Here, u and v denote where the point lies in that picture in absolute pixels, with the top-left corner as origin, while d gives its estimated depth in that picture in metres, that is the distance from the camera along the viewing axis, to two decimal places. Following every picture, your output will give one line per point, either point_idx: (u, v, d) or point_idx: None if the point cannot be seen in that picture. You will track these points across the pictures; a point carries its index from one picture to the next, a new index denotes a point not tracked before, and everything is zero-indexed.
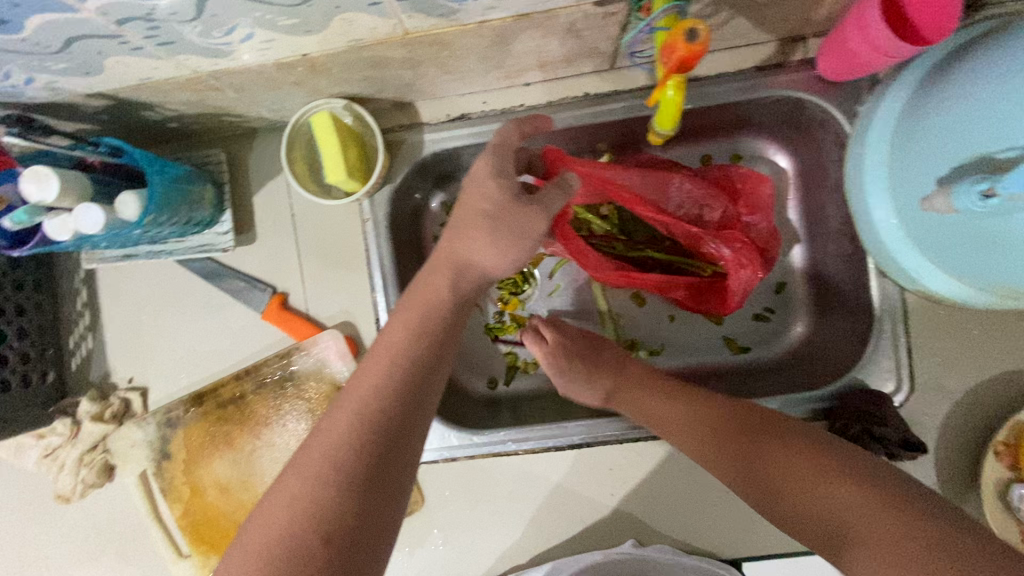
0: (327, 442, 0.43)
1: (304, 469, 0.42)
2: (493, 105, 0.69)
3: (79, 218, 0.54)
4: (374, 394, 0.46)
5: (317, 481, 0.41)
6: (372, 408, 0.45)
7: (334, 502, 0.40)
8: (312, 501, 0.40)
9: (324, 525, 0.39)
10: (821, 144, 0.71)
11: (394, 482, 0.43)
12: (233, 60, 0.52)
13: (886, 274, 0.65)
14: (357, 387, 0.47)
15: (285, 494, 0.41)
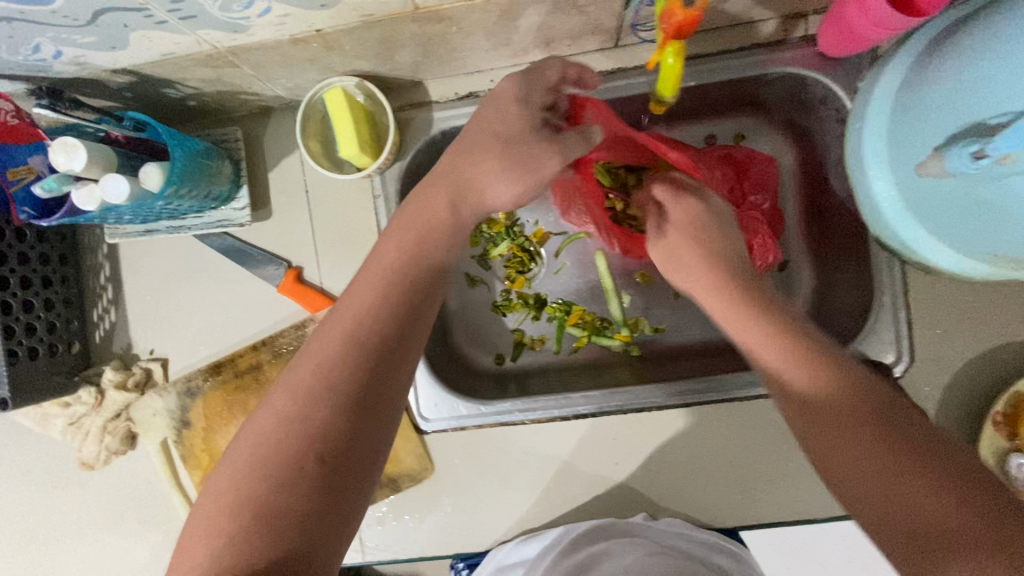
0: (315, 368, 0.44)
1: (294, 389, 0.43)
2: (500, 83, 0.71)
3: (105, 188, 0.57)
4: (360, 320, 0.47)
5: (307, 402, 0.43)
6: (357, 336, 0.46)
7: (323, 424, 0.42)
8: (304, 421, 0.42)
9: (317, 447, 0.41)
10: (824, 120, 0.72)
11: (380, 405, 0.44)
12: (250, 36, 0.54)
13: (886, 247, 0.65)
14: (345, 313, 0.48)
15: (271, 411, 0.43)
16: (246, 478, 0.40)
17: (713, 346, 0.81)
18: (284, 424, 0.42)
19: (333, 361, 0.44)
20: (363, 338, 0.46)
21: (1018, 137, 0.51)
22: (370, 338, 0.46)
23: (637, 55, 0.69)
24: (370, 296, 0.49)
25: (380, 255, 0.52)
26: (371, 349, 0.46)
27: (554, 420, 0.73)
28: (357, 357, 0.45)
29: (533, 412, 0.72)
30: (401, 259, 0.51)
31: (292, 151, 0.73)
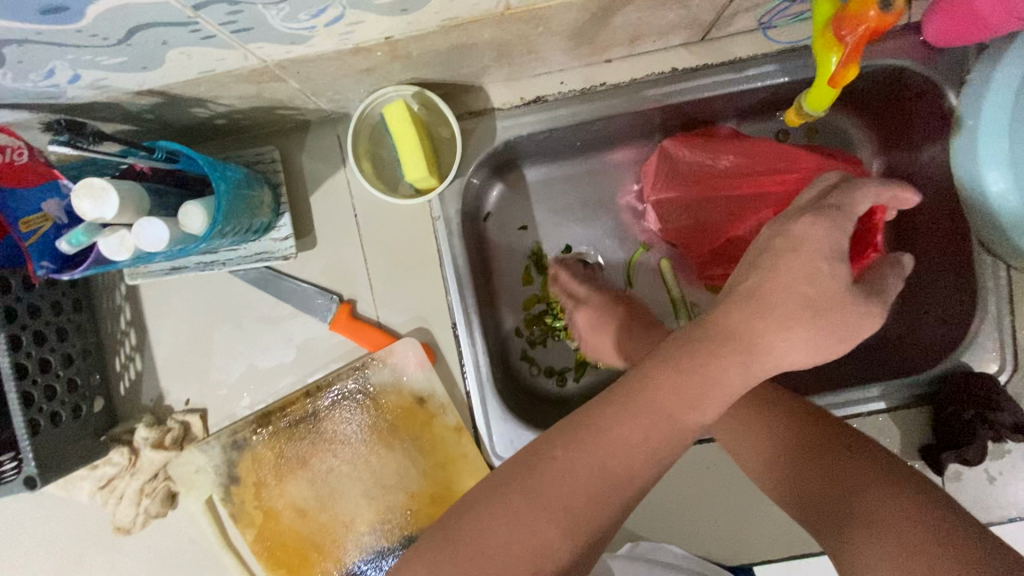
0: (559, 483, 0.37)
1: (530, 494, 0.37)
2: (571, 85, 0.63)
3: (139, 235, 0.48)
4: (630, 435, 0.38)
5: (544, 513, 0.36)
6: (616, 452, 0.37)
7: (552, 543, 0.36)
8: (530, 537, 0.36)
9: (537, 564, 0.36)
10: (914, 114, 0.66)
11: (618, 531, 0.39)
12: (308, 47, 0.46)
13: (997, 250, 0.62)
14: (606, 426, 0.38)
15: (494, 520, 0.37)
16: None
17: None
18: (510, 536, 0.36)
19: (588, 477, 0.37)
20: (631, 463, 0.38)
21: None
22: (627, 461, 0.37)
23: (724, 49, 0.62)
24: (629, 411, 0.38)
25: (653, 373, 0.40)
26: (637, 472, 0.38)
27: None
28: (617, 492, 0.37)
29: None
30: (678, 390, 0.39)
31: (337, 170, 0.64)
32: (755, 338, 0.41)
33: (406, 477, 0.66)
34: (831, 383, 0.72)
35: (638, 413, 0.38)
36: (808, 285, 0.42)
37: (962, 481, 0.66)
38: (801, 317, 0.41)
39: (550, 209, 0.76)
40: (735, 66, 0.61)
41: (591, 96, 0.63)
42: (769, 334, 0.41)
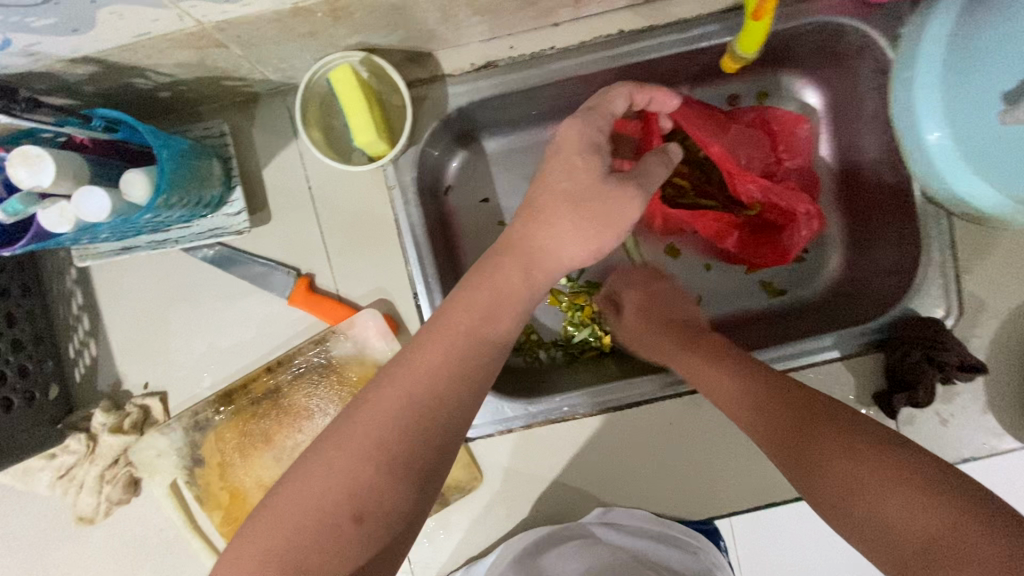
0: (373, 429, 0.42)
1: (346, 443, 0.42)
2: (520, 50, 0.64)
3: (79, 205, 0.47)
4: (428, 376, 0.45)
5: (359, 458, 0.41)
6: (420, 390, 0.44)
7: (373, 486, 0.41)
8: (352, 481, 0.41)
9: (358, 505, 0.41)
10: (858, 71, 0.69)
11: (437, 472, 0.44)
12: (246, 7, 0.45)
13: (936, 198, 0.64)
14: (407, 372, 0.45)
15: (319, 473, 0.41)
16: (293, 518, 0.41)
17: (751, 315, 0.78)
18: (345, 483, 0.41)
19: (396, 414, 0.43)
20: (434, 394, 0.44)
21: None
22: (432, 396, 0.44)
23: (668, 10, 0.63)
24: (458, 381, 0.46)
25: None
26: (437, 406, 0.44)
27: (605, 412, 0.68)
28: None
29: (588, 407, 0.67)
30: (477, 323, 0.48)
31: (289, 142, 0.64)
32: (529, 238, 0.51)
33: None
34: (788, 336, 0.74)
35: (435, 352, 0.46)
36: (567, 180, 0.52)
37: (916, 424, 0.68)
38: (566, 210, 0.51)
39: (509, 180, 0.76)
40: (680, 27, 0.63)
41: (540, 60, 0.63)
42: (538, 236, 0.51)
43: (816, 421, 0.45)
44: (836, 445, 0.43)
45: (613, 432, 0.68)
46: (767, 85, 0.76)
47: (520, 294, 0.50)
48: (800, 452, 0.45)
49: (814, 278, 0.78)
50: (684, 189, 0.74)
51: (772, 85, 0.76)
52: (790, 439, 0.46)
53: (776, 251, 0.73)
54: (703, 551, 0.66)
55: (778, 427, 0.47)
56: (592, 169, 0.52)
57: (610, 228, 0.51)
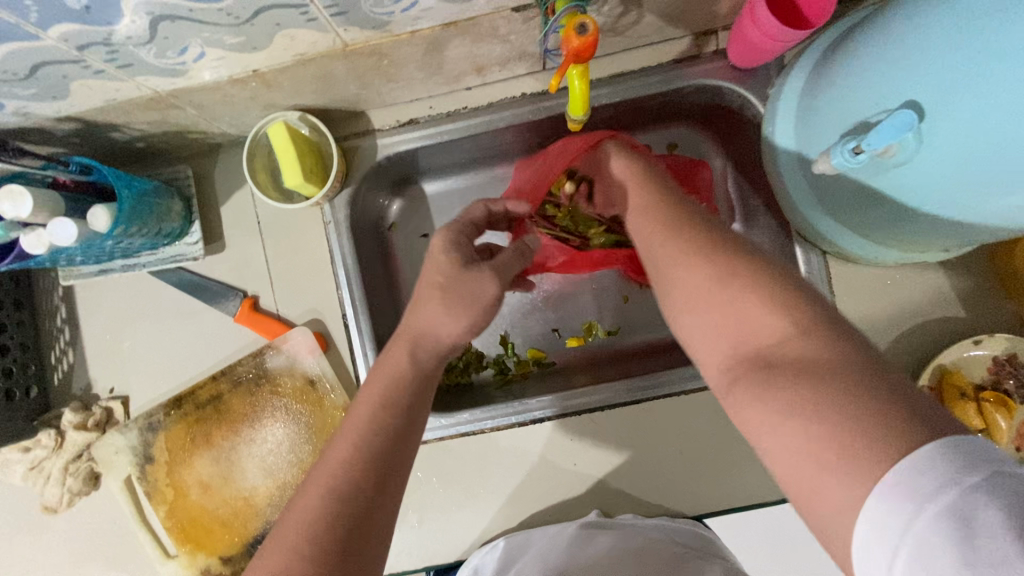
0: (299, 528, 0.45)
1: (278, 548, 0.44)
2: (438, 109, 0.75)
3: (52, 232, 0.58)
4: (346, 462, 0.48)
5: (291, 560, 0.43)
6: (340, 476, 0.47)
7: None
8: None
9: None
10: (742, 125, 0.78)
11: (368, 551, 0.46)
12: (189, 79, 0.57)
13: (808, 239, 0.72)
14: (328, 461, 0.48)
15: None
16: None
17: (663, 342, 0.86)
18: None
19: (320, 503, 0.46)
20: (352, 477, 0.47)
21: (890, 133, 0.47)
22: (351, 480, 0.47)
23: None
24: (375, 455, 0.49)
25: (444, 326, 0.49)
26: (358, 486, 0.47)
27: (512, 426, 0.76)
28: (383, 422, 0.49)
29: (497, 421, 0.76)
30: (387, 394, 0.52)
31: (243, 185, 0.75)
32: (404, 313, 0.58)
33: (299, 453, 0.73)
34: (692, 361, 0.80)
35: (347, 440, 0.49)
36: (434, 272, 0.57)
37: None
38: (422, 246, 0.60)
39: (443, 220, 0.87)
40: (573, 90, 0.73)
41: (454, 116, 0.74)
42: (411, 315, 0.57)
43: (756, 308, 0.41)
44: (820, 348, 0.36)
45: (519, 448, 0.76)
46: (676, 137, 0.85)
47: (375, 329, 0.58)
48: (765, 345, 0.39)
49: None
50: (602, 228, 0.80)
51: (679, 137, 0.85)
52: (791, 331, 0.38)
53: None
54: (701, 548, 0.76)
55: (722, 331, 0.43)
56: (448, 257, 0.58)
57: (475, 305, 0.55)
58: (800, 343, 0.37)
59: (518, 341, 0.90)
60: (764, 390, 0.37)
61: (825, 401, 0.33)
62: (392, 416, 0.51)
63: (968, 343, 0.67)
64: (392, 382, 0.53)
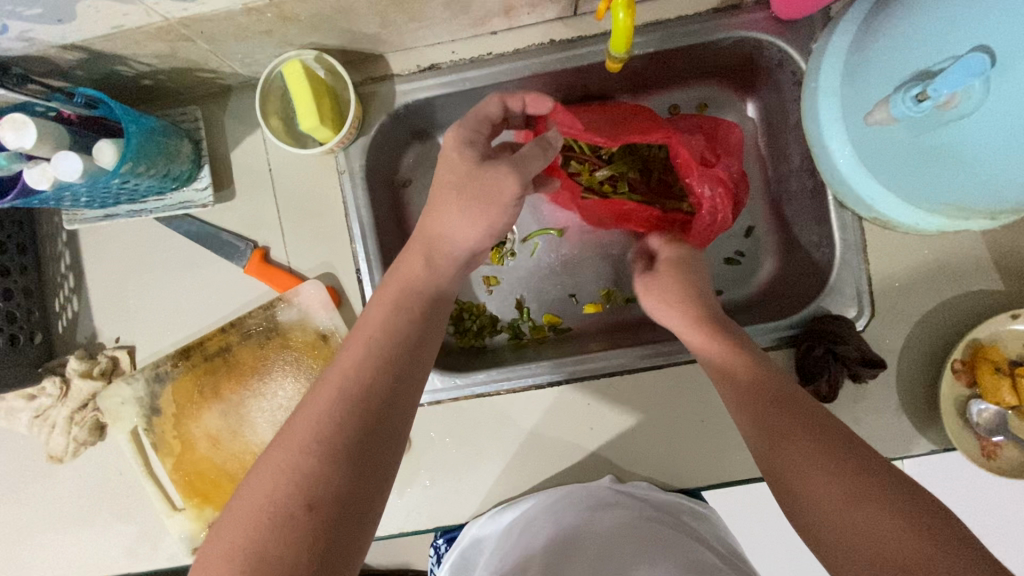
0: (310, 429, 0.48)
1: (290, 442, 0.47)
2: (462, 55, 0.71)
3: (56, 166, 0.55)
4: (356, 372, 0.52)
5: (302, 452, 0.46)
6: (350, 383, 0.51)
7: (319, 476, 0.46)
8: (299, 473, 0.45)
9: (309, 497, 0.44)
10: (781, 84, 0.74)
11: (379, 454, 0.49)
12: (202, 5, 0.54)
13: (846, 205, 0.68)
14: (336, 370, 0.52)
15: (267, 464, 0.47)
16: (252, 517, 0.44)
17: None
18: (284, 475, 0.45)
19: (330, 406, 0.49)
20: (361, 384, 0.51)
21: (958, 76, 0.46)
22: (360, 387, 0.51)
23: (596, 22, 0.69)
24: (383, 372, 0.52)
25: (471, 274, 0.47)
26: (367, 394, 0.51)
27: (529, 389, 0.74)
28: None
29: (513, 382, 0.74)
30: (389, 317, 0.56)
31: (254, 129, 0.72)
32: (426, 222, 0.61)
33: None
34: None
35: (353, 353, 0.54)
36: (449, 173, 0.61)
37: None
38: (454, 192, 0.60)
39: None
40: (604, 38, 0.69)
41: (478, 64, 0.71)
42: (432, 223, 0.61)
43: (797, 439, 0.50)
44: (846, 456, 0.47)
45: (535, 412, 0.74)
46: (706, 97, 0.81)
47: (406, 268, 0.60)
48: (821, 464, 0.47)
49: (748, 279, 0.82)
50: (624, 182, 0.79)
51: (710, 97, 0.81)
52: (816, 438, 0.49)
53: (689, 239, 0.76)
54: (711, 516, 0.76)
55: (804, 478, 0.47)
56: (466, 158, 0.61)
57: (492, 205, 0.59)
58: (849, 487, 0.45)
59: (534, 306, 0.87)
60: (827, 535, 0.44)
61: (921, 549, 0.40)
62: (398, 337, 0.55)
63: (1006, 318, 0.65)
64: (400, 310, 0.57)
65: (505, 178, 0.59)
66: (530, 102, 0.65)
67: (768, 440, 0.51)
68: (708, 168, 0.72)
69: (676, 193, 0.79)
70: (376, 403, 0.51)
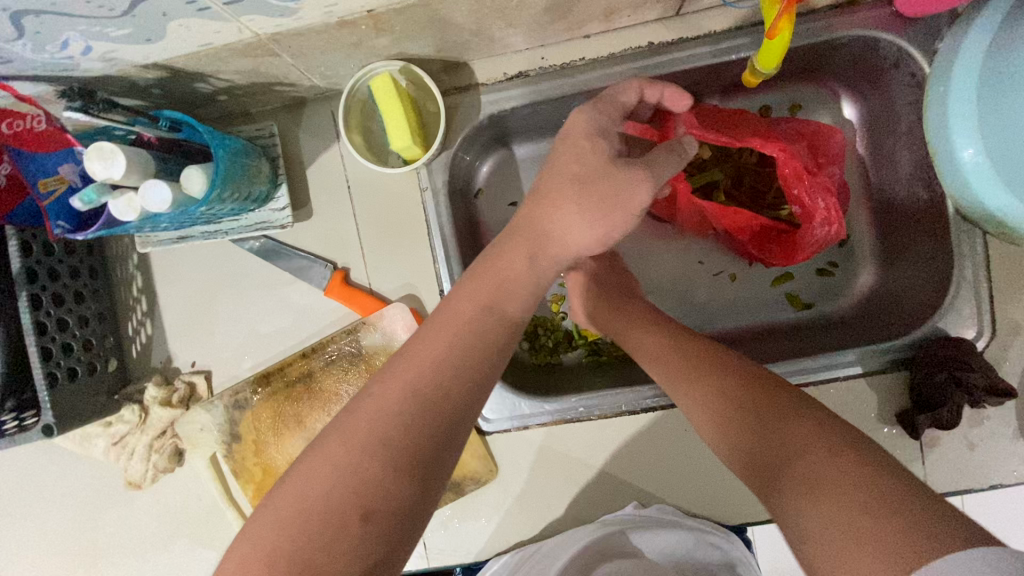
0: (377, 423, 0.40)
1: (349, 438, 0.40)
2: (551, 61, 0.66)
3: (144, 196, 0.52)
4: (434, 366, 0.43)
5: (366, 450, 0.39)
6: (425, 378, 0.43)
7: (382, 483, 0.38)
8: (359, 477, 0.38)
9: (365, 505, 0.37)
10: (894, 86, 0.68)
11: (445, 464, 0.41)
12: (297, 20, 0.49)
13: (969, 218, 0.63)
14: (413, 361, 0.44)
15: (315, 459, 0.39)
16: (297, 516, 0.37)
17: (773, 326, 0.78)
18: (351, 485, 0.38)
19: (402, 404, 0.41)
20: (439, 385, 0.43)
21: None
22: (438, 387, 0.43)
23: (698, 24, 0.64)
24: (464, 374, 0.44)
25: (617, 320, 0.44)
26: (443, 397, 0.42)
27: (621, 414, 0.70)
28: None
29: (605, 408, 0.69)
30: (478, 316, 0.48)
31: (332, 144, 0.69)
32: (537, 220, 0.53)
33: None
34: (811, 350, 0.73)
35: (433, 347, 0.45)
36: (575, 164, 0.54)
37: (941, 448, 0.67)
38: (564, 195, 0.53)
39: None
40: (708, 39, 0.64)
41: (570, 70, 0.66)
42: (554, 217, 0.53)
43: (762, 400, 0.46)
44: (796, 422, 0.42)
45: (628, 437, 0.70)
46: (800, 98, 0.76)
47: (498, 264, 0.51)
48: (763, 444, 0.42)
49: (842, 292, 0.77)
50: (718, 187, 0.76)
51: (804, 98, 0.76)
52: (762, 414, 0.44)
53: (788, 252, 0.73)
54: (732, 544, 0.65)
55: (760, 461, 0.42)
56: (600, 152, 0.54)
57: (616, 210, 0.53)
58: (798, 438, 0.41)
59: None
60: (780, 488, 0.39)
61: (863, 518, 0.34)
62: (483, 338, 0.47)
63: None
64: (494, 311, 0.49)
65: (638, 184, 0.53)
66: (669, 95, 0.60)
67: (716, 427, 0.47)
68: (815, 177, 0.69)
69: (770, 202, 0.75)
70: (453, 406, 0.43)
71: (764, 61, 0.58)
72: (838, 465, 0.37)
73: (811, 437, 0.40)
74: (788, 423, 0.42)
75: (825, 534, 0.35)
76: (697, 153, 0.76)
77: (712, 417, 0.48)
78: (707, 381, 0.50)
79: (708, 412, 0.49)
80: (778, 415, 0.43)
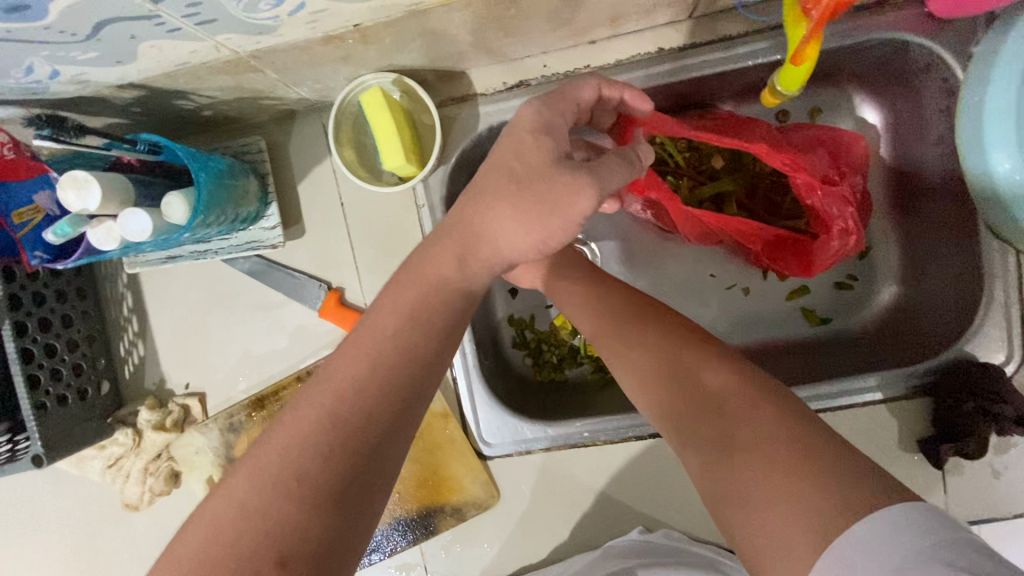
0: (285, 455, 0.36)
1: (262, 476, 0.36)
2: (555, 68, 0.62)
3: (124, 226, 0.49)
4: (350, 388, 0.39)
5: (278, 492, 0.35)
6: (343, 403, 0.38)
7: (296, 522, 0.34)
8: (274, 523, 0.34)
9: (282, 546, 0.34)
10: (923, 91, 0.63)
11: (367, 489, 0.37)
12: (278, 37, 0.46)
13: (1004, 236, 0.58)
14: (327, 386, 0.39)
15: (232, 498, 0.36)
16: (202, 560, 0.34)
17: (789, 344, 0.75)
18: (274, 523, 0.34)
19: (318, 433, 0.37)
20: (361, 410, 0.38)
21: None
22: (357, 414, 0.38)
23: (713, 27, 0.60)
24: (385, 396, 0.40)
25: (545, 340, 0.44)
26: (366, 425, 0.38)
27: (629, 439, 0.67)
28: None
29: (610, 433, 0.66)
30: (403, 328, 0.43)
31: (324, 159, 0.66)
32: (502, 238, 0.49)
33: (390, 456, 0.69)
34: (826, 372, 0.70)
35: (349, 368, 0.40)
36: (513, 158, 0.48)
37: (964, 475, 0.63)
38: (546, 215, 0.48)
39: None
40: (723, 43, 0.59)
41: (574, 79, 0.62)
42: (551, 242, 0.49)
43: (719, 379, 0.44)
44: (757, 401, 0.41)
45: (635, 464, 0.67)
46: (821, 102, 0.72)
47: (460, 286, 0.48)
48: (716, 424, 0.41)
49: (864, 306, 0.73)
50: (731, 197, 0.72)
51: (827, 101, 0.72)
52: (719, 389, 0.43)
53: (805, 263, 0.68)
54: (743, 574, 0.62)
55: (716, 443, 0.41)
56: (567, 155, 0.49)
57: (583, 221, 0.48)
58: (757, 417, 0.40)
59: None
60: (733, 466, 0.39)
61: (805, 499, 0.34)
62: (404, 351, 0.42)
63: None
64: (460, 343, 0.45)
65: None
66: (630, 95, 0.54)
67: (662, 396, 0.46)
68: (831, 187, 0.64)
69: (785, 213, 0.71)
70: (379, 424, 0.39)
71: (785, 81, 0.55)
72: (792, 449, 0.37)
73: (766, 420, 0.39)
74: (748, 404, 0.41)
75: (773, 510, 0.35)
76: (708, 163, 0.72)
77: (656, 391, 0.47)
78: (652, 351, 0.49)
79: (655, 388, 0.47)
80: (734, 394, 0.42)
